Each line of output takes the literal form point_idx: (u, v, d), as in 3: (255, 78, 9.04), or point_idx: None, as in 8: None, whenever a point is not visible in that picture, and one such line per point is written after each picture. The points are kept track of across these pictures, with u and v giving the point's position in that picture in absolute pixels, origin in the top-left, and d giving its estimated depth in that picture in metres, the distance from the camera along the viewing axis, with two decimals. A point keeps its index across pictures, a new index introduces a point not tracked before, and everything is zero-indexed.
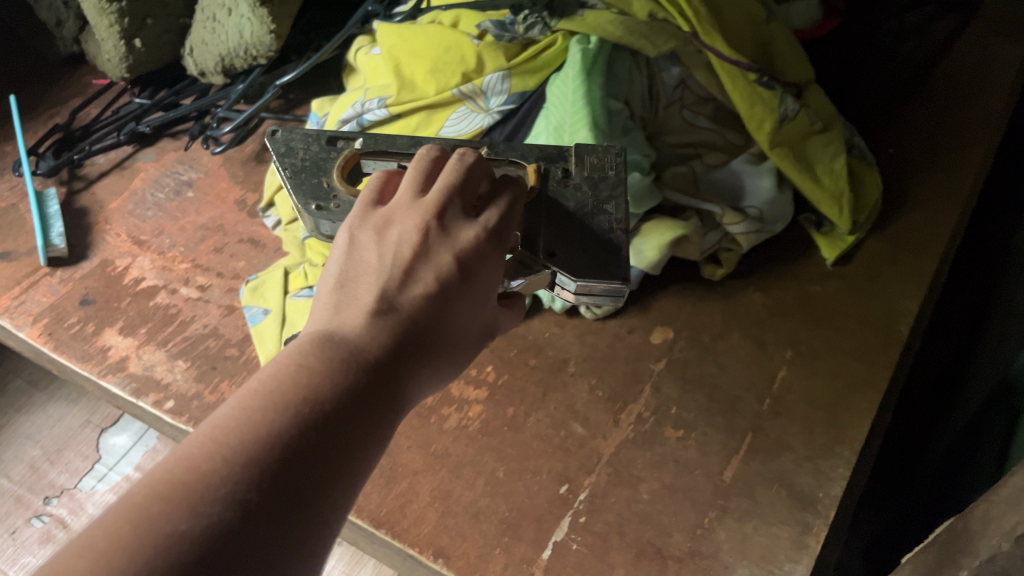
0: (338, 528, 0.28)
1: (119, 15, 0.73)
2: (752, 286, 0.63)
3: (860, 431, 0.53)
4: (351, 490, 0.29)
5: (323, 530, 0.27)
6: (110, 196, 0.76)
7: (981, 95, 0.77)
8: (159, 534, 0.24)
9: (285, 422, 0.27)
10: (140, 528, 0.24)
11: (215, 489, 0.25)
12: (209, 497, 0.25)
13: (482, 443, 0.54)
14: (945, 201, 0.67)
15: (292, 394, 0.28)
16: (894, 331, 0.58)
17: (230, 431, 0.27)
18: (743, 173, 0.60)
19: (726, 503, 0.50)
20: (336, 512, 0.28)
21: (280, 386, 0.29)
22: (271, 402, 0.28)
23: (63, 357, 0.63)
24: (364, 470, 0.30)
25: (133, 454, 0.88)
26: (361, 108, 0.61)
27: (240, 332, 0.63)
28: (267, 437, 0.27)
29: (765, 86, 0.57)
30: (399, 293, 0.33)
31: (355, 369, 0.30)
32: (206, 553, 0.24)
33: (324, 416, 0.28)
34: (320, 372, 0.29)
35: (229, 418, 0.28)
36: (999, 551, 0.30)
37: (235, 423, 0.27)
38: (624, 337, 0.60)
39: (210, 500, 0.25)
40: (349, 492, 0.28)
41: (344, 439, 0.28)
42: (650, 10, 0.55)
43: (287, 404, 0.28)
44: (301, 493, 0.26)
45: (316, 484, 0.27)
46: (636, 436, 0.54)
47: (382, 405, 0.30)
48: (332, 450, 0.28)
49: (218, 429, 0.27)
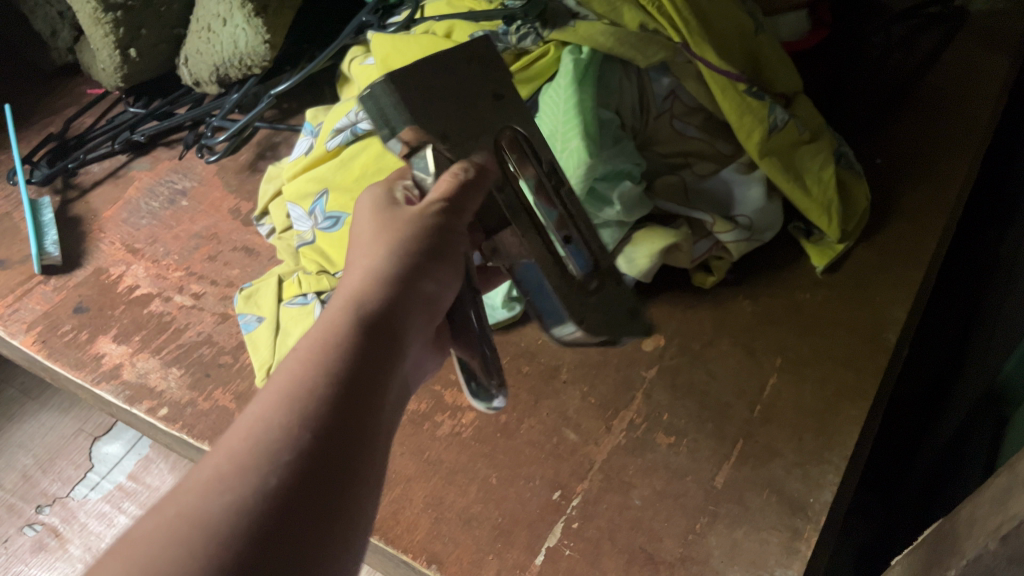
0: (381, 481, 0.29)
1: (115, 24, 0.74)
2: (742, 294, 0.63)
3: (849, 436, 0.53)
4: (385, 443, 0.30)
5: (371, 481, 0.29)
6: (104, 205, 0.76)
7: (968, 105, 0.78)
8: (229, 511, 0.25)
9: (316, 392, 0.29)
10: (208, 510, 0.25)
11: (266, 462, 0.26)
12: (264, 469, 0.26)
13: (475, 449, 0.55)
14: (933, 210, 0.68)
15: (318, 366, 0.30)
16: (882, 337, 0.59)
17: (268, 410, 0.28)
18: (733, 183, 0.60)
19: (717, 508, 0.50)
20: (377, 464, 0.29)
21: (309, 357, 0.30)
22: (300, 379, 0.29)
23: (56, 365, 0.63)
24: (391, 425, 0.31)
25: (125, 463, 0.87)
26: (355, 117, 0.62)
27: (233, 339, 0.63)
28: (305, 407, 0.28)
29: (754, 96, 0.57)
30: (369, 277, 0.35)
31: (371, 334, 0.32)
32: (274, 516, 0.25)
33: (348, 381, 0.30)
34: (338, 343, 0.31)
35: (264, 401, 0.29)
36: (984, 552, 0.30)
37: (270, 402, 0.29)
38: (616, 344, 0.61)
39: (265, 471, 0.26)
40: (384, 447, 0.30)
41: (370, 397, 0.30)
42: (640, 22, 0.56)
43: (313, 375, 0.29)
44: (347, 451, 0.28)
45: (358, 441, 0.29)
46: (628, 443, 0.54)
47: (372, 358, 0.31)
48: (363, 409, 0.29)
49: (257, 412, 0.28)
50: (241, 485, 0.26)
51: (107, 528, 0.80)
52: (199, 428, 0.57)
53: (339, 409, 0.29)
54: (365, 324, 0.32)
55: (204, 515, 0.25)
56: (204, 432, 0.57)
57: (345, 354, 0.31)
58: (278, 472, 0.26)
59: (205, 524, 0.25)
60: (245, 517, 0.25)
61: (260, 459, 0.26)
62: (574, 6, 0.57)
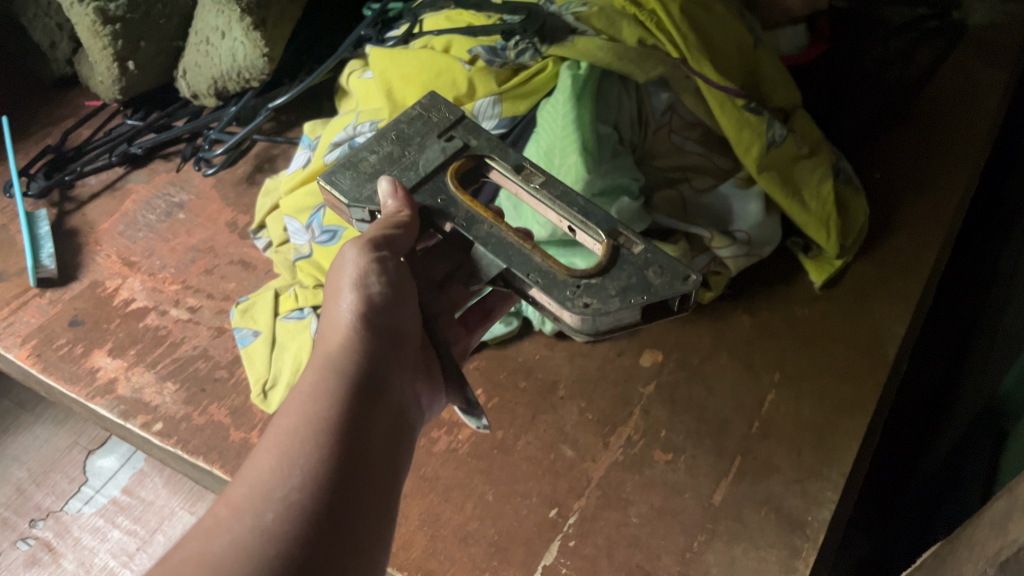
0: (381, 507, 0.33)
1: (113, 37, 0.74)
2: (740, 308, 0.63)
3: (848, 453, 0.53)
4: (380, 472, 0.34)
5: (370, 508, 0.32)
6: (101, 217, 0.76)
7: (966, 121, 0.78)
8: (244, 544, 0.28)
9: (310, 431, 0.32)
10: (225, 545, 0.28)
11: (271, 500, 0.30)
12: (269, 506, 0.30)
13: (471, 466, 0.54)
14: (931, 225, 0.68)
15: (312, 409, 0.33)
16: (881, 352, 0.59)
17: (270, 453, 0.31)
18: (730, 197, 0.60)
19: (715, 526, 0.50)
20: (377, 494, 0.33)
21: (301, 400, 0.34)
22: (297, 419, 0.33)
23: (51, 379, 0.63)
24: (385, 456, 0.34)
25: (119, 476, 0.86)
26: (353, 131, 0.61)
27: (229, 353, 0.63)
28: (303, 447, 0.32)
29: (753, 111, 0.57)
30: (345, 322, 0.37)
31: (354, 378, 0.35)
32: (284, 550, 0.28)
33: (340, 421, 0.33)
34: (326, 385, 0.34)
35: (265, 444, 0.32)
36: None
37: (270, 445, 0.32)
38: (613, 359, 0.60)
39: (270, 507, 0.30)
40: (378, 476, 0.33)
41: (359, 434, 0.33)
42: (639, 37, 0.55)
43: (308, 416, 0.33)
44: (344, 485, 0.31)
45: (357, 477, 0.32)
46: (625, 459, 0.54)
47: (345, 397, 0.34)
48: (355, 445, 0.33)
49: (258, 456, 0.32)
50: (236, 526, 0.29)
51: (101, 542, 0.80)
52: (194, 443, 0.57)
53: (316, 442, 0.32)
54: (349, 372, 0.35)
55: (207, 558, 0.28)
56: (200, 447, 0.56)
57: (332, 398, 0.34)
58: (276, 509, 0.29)
59: (208, 563, 0.28)
60: (243, 550, 0.28)
61: (253, 502, 0.30)
62: (573, 21, 0.57)
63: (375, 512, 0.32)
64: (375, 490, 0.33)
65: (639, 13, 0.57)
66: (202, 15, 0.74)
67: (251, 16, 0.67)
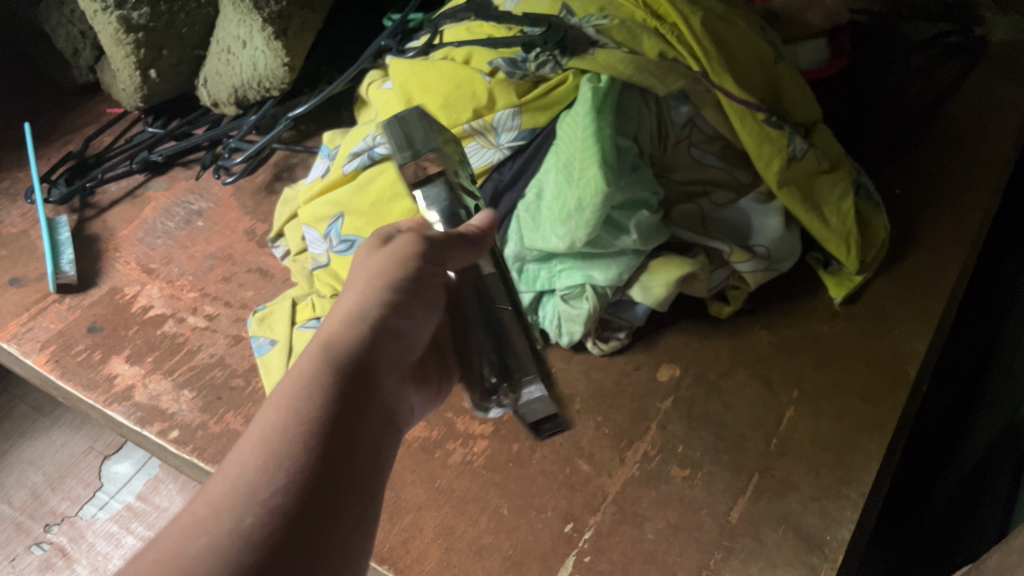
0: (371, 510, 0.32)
1: (136, 46, 0.74)
2: (759, 324, 0.63)
3: (866, 472, 0.52)
4: (371, 474, 0.32)
5: (358, 512, 0.31)
6: (121, 224, 0.76)
7: (989, 137, 0.77)
8: (223, 547, 0.27)
9: (298, 428, 0.31)
10: (202, 546, 0.27)
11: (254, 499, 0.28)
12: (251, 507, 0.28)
13: (486, 478, 0.54)
14: (952, 243, 0.67)
15: (302, 404, 0.32)
16: (902, 372, 0.58)
17: (257, 450, 0.30)
18: (751, 212, 0.60)
19: (731, 544, 0.49)
20: (366, 497, 0.31)
21: (291, 396, 0.32)
22: (287, 414, 0.31)
23: (69, 384, 0.63)
24: (377, 457, 0.33)
25: (134, 482, 0.86)
26: (372, 141, 0.62)
27: (246, 362, 0.63)
28: (292, 445, 0.30)
29: (774, 125, 0.57)
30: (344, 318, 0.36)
31: (348, 374, 0.34)
32: (267, 552, 0.27)
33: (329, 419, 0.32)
34: (321, 380, 0.33)
35: (252, 440, 0.31)
36: None
37: (258, 441, 0.31)
38: (630, 373, 0.60)
39: (252, 508, 0.28)
40: (369, 480, 0.32)
41: (350, 433, 0.32)
42: (659, 50, 0.55)
43: (297, 412, 0.32)
44: (333, 486, 0.30)
45: (346, 479, 0.31)
46: (642, 475, 0.53)
47: (338, 394, 0.33)
48: (346, 445, 0.32)
49: (245, 452, 0.30)
50: (215, 526, 0.27)
51: (115, 548, 0.80)
52: (209, 451, 0.57)
53: (305, 444, 0.30)
54: (343, 368, 0.34)
55: (184, 557, 0.27)
56: (215, 455, 0.56)
57: (324, 394, 0.33)
58: (258, 509, 0.28)
59: (184, 566, 0.26)
60: (219, 553, 0.27)
61: (238, 500, 0.28)
62: (593, 34, 0.57)
63: (360, 518, 0.31)
64: (364, 499, 0.31)
65: (660, 26, 0.57)
66: (224, 23, 0.74)
67: (274, 25, 0.68)
